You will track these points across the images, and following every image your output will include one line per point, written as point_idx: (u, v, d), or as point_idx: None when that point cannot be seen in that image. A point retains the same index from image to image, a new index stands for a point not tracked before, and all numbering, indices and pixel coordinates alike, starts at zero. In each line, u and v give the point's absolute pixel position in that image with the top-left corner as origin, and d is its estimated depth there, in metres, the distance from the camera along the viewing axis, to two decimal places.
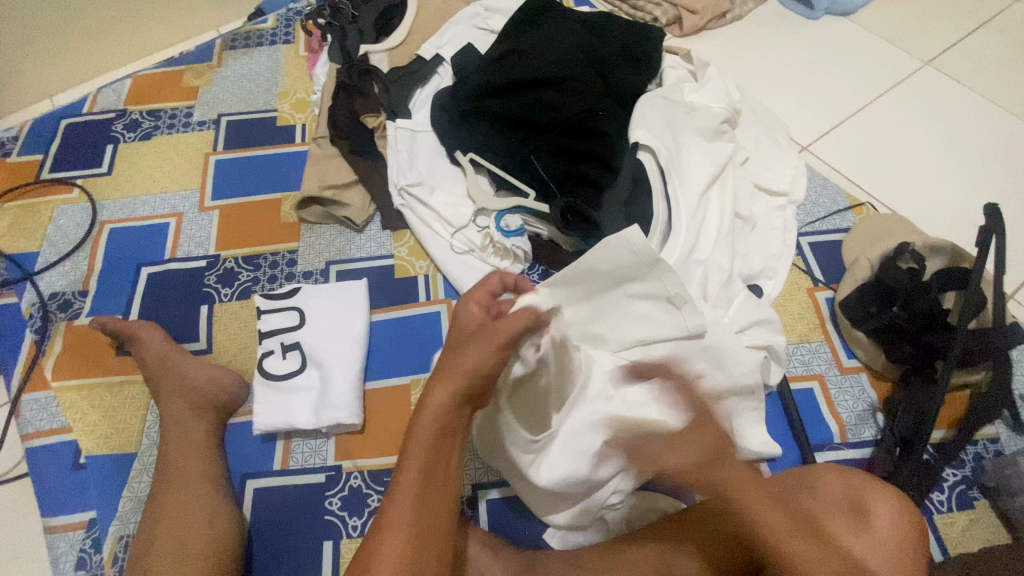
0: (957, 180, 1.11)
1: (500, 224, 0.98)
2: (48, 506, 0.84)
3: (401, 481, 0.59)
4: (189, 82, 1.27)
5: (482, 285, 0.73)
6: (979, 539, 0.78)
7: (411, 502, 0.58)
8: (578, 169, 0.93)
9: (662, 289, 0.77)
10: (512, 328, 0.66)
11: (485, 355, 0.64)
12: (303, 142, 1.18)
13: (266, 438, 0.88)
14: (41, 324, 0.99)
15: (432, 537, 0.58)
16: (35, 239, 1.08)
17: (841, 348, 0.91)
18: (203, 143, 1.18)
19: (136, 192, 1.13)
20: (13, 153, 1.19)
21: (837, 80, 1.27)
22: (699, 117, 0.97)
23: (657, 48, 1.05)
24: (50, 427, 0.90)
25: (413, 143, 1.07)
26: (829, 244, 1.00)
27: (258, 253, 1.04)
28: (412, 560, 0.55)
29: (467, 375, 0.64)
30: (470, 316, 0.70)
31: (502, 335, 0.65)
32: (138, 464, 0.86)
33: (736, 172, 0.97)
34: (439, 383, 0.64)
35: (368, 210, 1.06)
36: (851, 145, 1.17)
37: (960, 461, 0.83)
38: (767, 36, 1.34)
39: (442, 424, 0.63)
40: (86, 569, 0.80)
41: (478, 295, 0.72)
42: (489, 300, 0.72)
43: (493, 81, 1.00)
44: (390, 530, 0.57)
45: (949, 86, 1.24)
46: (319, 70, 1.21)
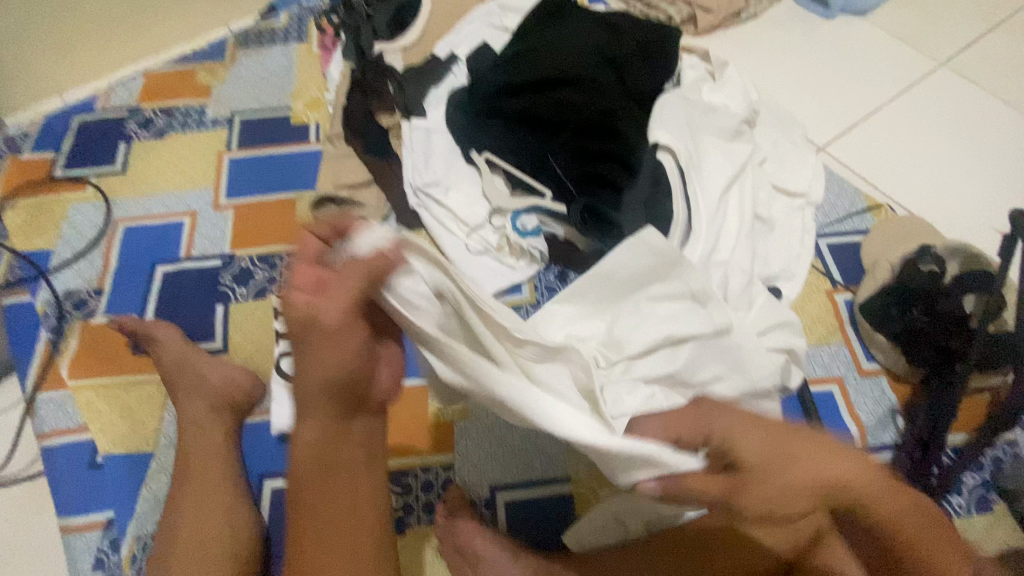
0: (974, 180, 1.10)
1: (516, 224, 0.98)
2: (64, 505, 0.84)
3: (300, 533, 0.57)
4: (201, 80, 1.27)
5: (300, 255, 0.57)
6: (998, 541, 0.77)
7: (318, 552, 0.56)
8: (596, 169, 0.92)
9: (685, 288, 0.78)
10: (361, 286, 0.55)
11: (340, 352, 0.55)
12: (317, 141, 1.17)
13: (284, 439, 0.88)
14: (56, 323, 0.99)
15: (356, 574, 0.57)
16: (49, 237, 1.08)
17: (861, 350, 0.90)
18: (216, 142, 1.18)
19: (150, 191, 1.13)
20: (26, 150, 1.19)
21: (853, 80, 1.26)
22: (718, 117, 0.97)
23: (674, 46, 1.03)
24: (66, 427, 0.90)
25: (428, 142, 1.07)
26: (847, 246, 1.00)
27: (273, 252, 1.04)
28: None
29: (326, 381, 0.55)
30: (297, 304, 0.55)
31: (349, 310, 0.55)
32: (155, 464, 0.86)
33: (754, 173, 0.96)
34: (301, 416, 0.58)
35: (383, 209, 1.05)
36: (867, 146, 1.16)
37: (979, 464, 0.82)
38: (781, 36, 1.33)
39: (320, 458, 0.57)
40: (104, 569, 0.80)
41: (301, 272, 0.56)
42: (319, 268, 0.57)
43: (510, 80, 1.00)
44: None
45: (966, 87, 1.23)
46: (333, 69, 1.20)
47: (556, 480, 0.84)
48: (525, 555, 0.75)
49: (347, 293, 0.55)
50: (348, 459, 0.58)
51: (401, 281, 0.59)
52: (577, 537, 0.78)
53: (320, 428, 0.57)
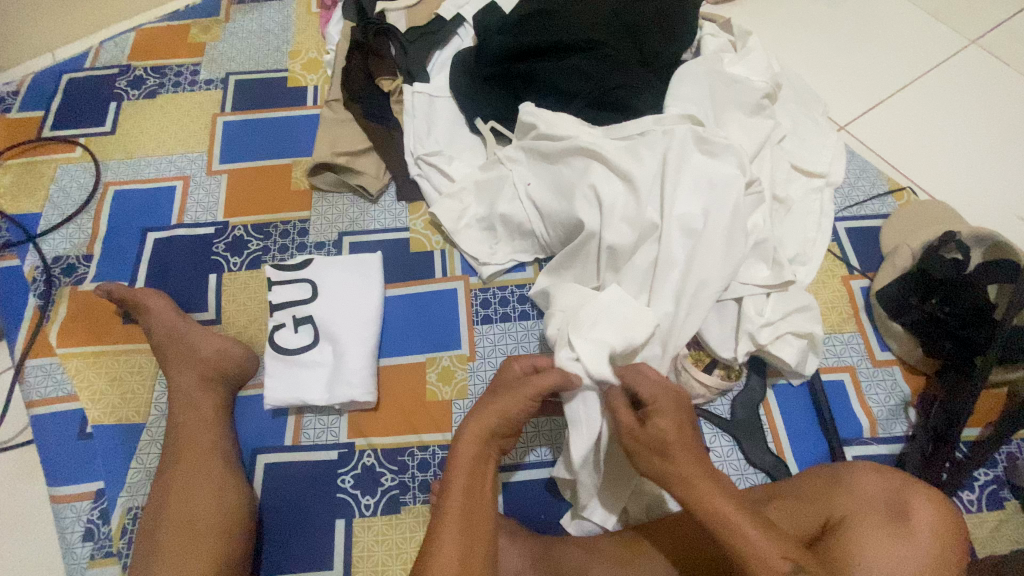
0: (999, 166, 1.05)
1: (519, 179, 0.91)
2: (53, 475, 0.83)
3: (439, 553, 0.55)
4: (195, 38, 1.21)
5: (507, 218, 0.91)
6: (1009, 541, 0.75)
7: (458, 502, 0.58)
8: (596, 121, 0.91)
9: (696, 278, 0.76)
10: (546, 382, 0.67)
11: (521, 403, 0.64)
12: (314, 105, 1.12)
13: (277, 414, 0.86)
14: (44, 289, 0.96)
15: (475, 526, 0.57)
16: (37, 199, 1.04)
17: (875, 338, 0.88)
18: (210, 103, 1.13)
19: (140, 154, 1.08)
20: (13, 108, 1.13)
21: (878, 56, 1.19)
22: (740, 89, 0.91)
23: (694, 11, 0.97)
24: (55, 395, 0.88)
25: (431, 109, 1.02)
26: (866, 230, 0.97)
27: (269, 221, 1.01)
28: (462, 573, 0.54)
29: (485, 452, 0.62)
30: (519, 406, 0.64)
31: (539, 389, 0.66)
32: (146, 436, 0.85)
33: (774, 151, 0.91)
34: (458, 470, 0.60)
35: (383, 179, 1.02)
36: (889, 127, 1.10)
37: (992, 461, 0.80)
38: (806, 5, 1.26)
39: (468, 486, 0.59)
40: (94, 540, 0.79)
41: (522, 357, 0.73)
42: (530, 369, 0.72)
43: (519, 43, 0.94)
44: (446, 530, 0.56)
45: (996, 67, 1.17)
46: (332, 29, 1.15)
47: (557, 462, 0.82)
48: (522, 539, 0.73)
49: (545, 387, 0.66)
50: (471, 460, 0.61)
51: (540, 228, 0.89)
52: (574, 518, 0.78)
53: (465, 482, 0.60)
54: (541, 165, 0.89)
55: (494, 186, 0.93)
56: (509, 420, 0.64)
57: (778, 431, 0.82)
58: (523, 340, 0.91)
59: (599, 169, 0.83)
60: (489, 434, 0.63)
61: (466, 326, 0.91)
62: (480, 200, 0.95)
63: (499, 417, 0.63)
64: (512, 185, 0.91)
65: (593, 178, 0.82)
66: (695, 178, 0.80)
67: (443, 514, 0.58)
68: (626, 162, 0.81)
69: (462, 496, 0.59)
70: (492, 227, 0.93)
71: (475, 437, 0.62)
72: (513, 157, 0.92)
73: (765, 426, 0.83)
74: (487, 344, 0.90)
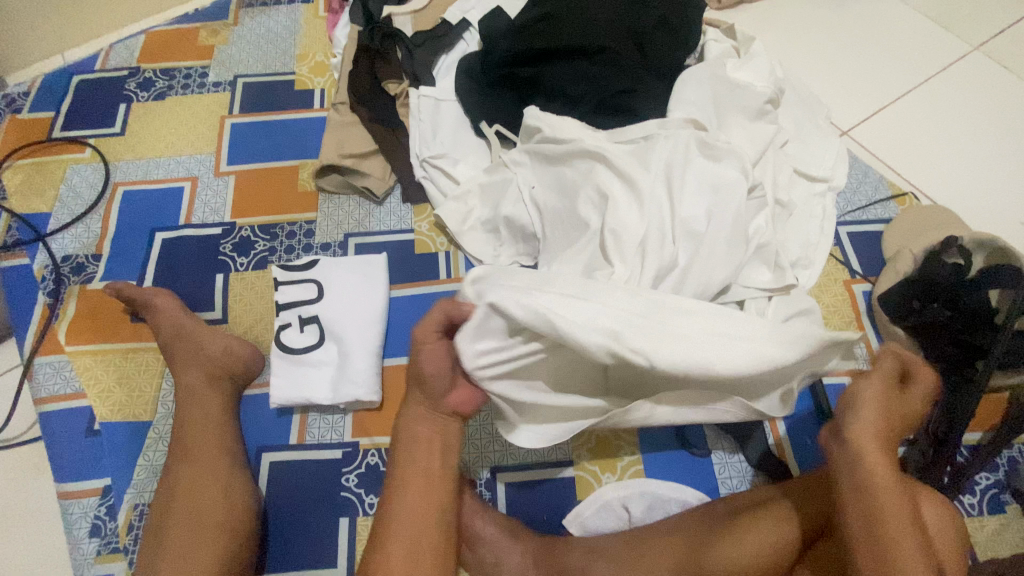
0: (1001, 172, 1.05)
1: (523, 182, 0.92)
2: (60, 471, 0.83)
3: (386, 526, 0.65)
4: (204, 41, 1.22)
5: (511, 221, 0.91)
6: (1009, 545, 0.75)
7: (401, 477, 0.68)
8: (601, 123, 0.91)
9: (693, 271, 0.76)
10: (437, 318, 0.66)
11: (431, 364, 0.67)
12: (321, 108, 1.13)
13: (283, 412, 0.87)
14: (54, 287, 0.97)
15: (418, 499, 0.66)
16: (48, 198, 1.05)
17: (876, 343, 0.89)
18: (219, 105, 1.14)
19: (149, 155, 1.09)
20: (24, 109, 1.15)
21: (881, 61, 1.20)
22: (744, 94, 0.92)
23: (698, 17, 0.98)
24: (63, 392, 0.89)
25: (437, 113, 1.03)
26: (869, 235, 0.97)
27: (275, 222, 1.02)
28: (408, 540, 0.64)
29: (418, 426, 0.69)
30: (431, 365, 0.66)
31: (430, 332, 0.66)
32: (153, 433, 0.85)
33: (777, 156, 0.92)
34: (401, 445, 0.70)
35: (388, 181, 1.03)
36: (892, 132, 1.11)
37: (993, 465, 0.80)
38: (809, 11, 1.27)
39: (406, 459, 0.68)
40: (101, 537, 0.79)
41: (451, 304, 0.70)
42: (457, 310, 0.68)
43: (527, 48, 0.95)
44: (393, 505, 0.66)
45: (999, 73, 1.18)
46: (340, 33, 1.16)
47: (558, 463, 0.82)
48: (525, 539, 0.73)
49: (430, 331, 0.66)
50: (405, 437, 0.69)
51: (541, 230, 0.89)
52: (576, 519, 0.78)
53: (404, 457, 0.69)
54: (545, 168, 0.90)
55: (499, 189, 0.94)
56: (423, 387, 0.68)
57: (779, 433, 0.83)
58: None
59: (603, 171, 0.83)
60: (419, 412, 0.70)
61: None
62: (484, 203, 0.96)
63: (416, 388, 0.69)
64: (516, 186, 0.92)
65: (597, 180, 0.83)
66: (697, 183, 0.81)
67: (397, 491, 0.67)
68: (631, 165, 0.82)
69: (404, 469, 0.68)
70: (497, 229, 0.94)
71: (407, 418, 0.70)
72: (517, 161, 0.93)
73: (766, 429, 0.84)
74: None
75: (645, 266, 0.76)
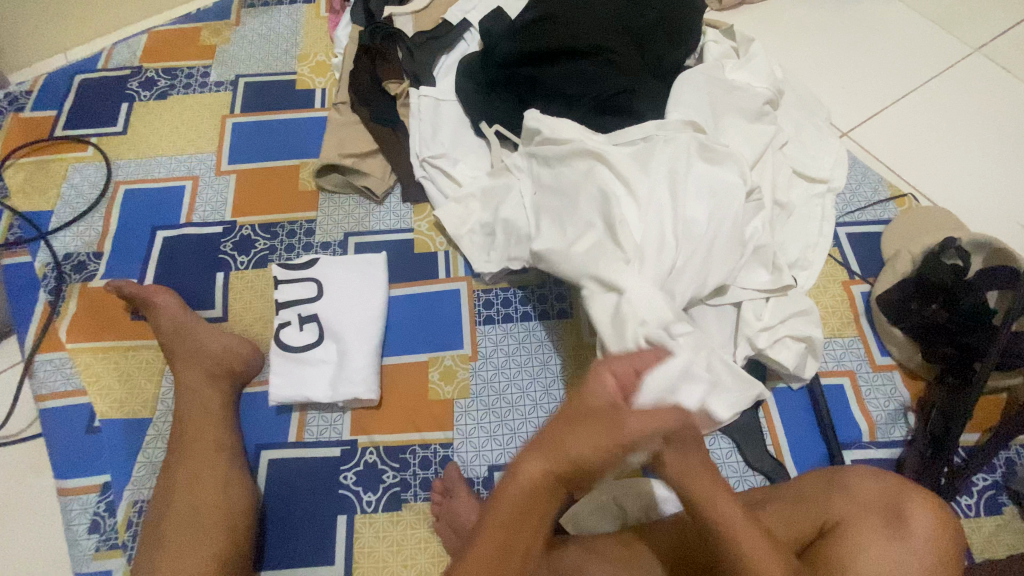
0: (999, 173, 1.05)
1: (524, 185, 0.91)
2: (60, 467, 0.84)
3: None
4: (206, 41, 1.23)
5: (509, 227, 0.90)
6: (1006, 546, 0.75)
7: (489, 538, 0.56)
8: (600, 123, 0.91)
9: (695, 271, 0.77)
10: (668, 416, 0.56)
11: (592, 447, 0.53)
12: (322, 108, 1.14)
13: (281, 410, 0.87)
14: (55, 285, 0.97)
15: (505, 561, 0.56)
16: (49, 196, 1.06)
17: (875, 344, 0.89)
18: (220, 105, 1.15)
19: (151, 154, 1.10)
20: (26, 108, 1.16)
21: (881, 63, 1.20)
22: (743, 96, 0.92)
23: (698, 18, 0.98)
24: (64, 389, 0.89)
25: (437, 113, 1.04)
26: (868, 236, 0.97)
27: (275, 221, 1.02)
28: None
29: (537, 489, 0.55)
30: (596, 451, 0.53)
31: (654, 421, 0.55)
32: (152, 430, 0.86)
33: (776, 156, 0.92)
34: (504, 505, 0.56)
35: (388, 181, 1.03)
36: (892, 134, 1.11)
37: (991, 466, 0.80)
38: (810, 12, 1.27)
39: (515, 515, 0.56)
40: (100, 533, 0.80)
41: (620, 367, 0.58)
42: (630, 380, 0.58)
43: (524, 45, 0.94)
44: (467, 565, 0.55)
45: (999, 75, 1.18)
46: (341, 33, 1.17)
47: None
48: None
49: (638, 426, 0.54)
50: (514, 500, 0.56)
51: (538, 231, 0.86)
52: (572, 517, 0.80)
53: (506, 518, 0.56)
54: (542, 169, 0.88)
55: (500, 194, 0.94)
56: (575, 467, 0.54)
57: (777, 434, 0.83)
58: (525, 341, 0.92)
59: (603, 171, 0.82)
60: (547, 485, 0.55)
61: (468, 326, 0.93)
62: (483, 205, 0.95)
63: (566, 463, 0.54)
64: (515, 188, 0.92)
65: (597, 181, 0.81)
66: (696, 184, 0.81)
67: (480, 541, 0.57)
68: (632, 167, 0.82)
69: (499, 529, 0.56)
70: (494, 232, 0.93)
71: (525, 485, 0.55)
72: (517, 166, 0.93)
73: (764, 430, 0.83)
74: (490, 344, 0.91)
75: (645, 268, 0.76)
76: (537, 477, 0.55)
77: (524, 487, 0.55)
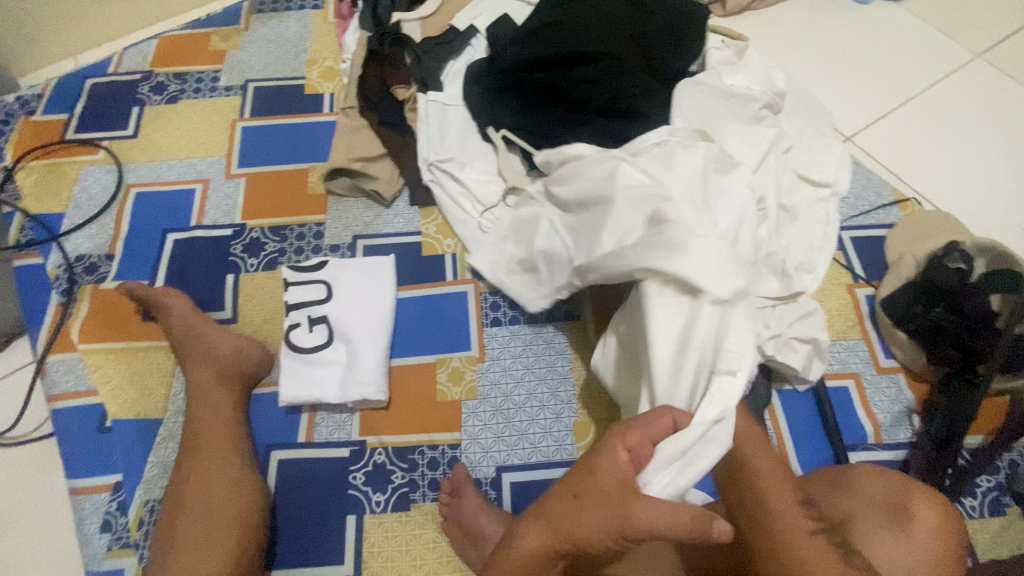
0: (1001, 178, 1.06)
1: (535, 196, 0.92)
2: (72, 467, 0.85)
3: None
4: (216, 46, 1.24)
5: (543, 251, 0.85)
6: (1010, 546, 0.76)
7: None
8: (607, 127, 0.92)
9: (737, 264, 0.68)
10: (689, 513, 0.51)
11: (597, 534, 0.52)
12: (330, 112, 1.15)
13: (291, 411, 0.88)
14: (67, 286, 0.99)
15: None
16: (61, 199, 1.07)
17: (880, 347, 0.89)
18: (230, 109, 1.16)
19: (161, 157, 1.11)
20: (38, 111, 1.17)
21: (884, 68, 1.21)
22: (748, 102, 0.93)
23: (703, 24, 0.99)
24: (76, 389, 0.90)
25: (445, 117, 1.05)
26: (872, 240, 0.98)
27: (285, 224, 1.03)
28: None
29: (538, 560, 0.55)
30: (595, 536, 0.52)
31: (671, 517, 0.51)
32: (163, 430, 0.87)
33: (781, 160, 0.93)
34: (504, 572, 0.56)
35: (396, 184, 1.05)
36: (895, 139, 1.12)
37: (994, 467, 0.80)
38: (813, 18, 1.29)
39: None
40: (111, 532, 0.80)
41: (633, 436, 0.57)
42: (642, 445, 0.58)
43: (533, 54, 0.96)
44: None
45: (1001, 81, 1.19)
46: (350, 38, 1.18)
47: (563, 462, 0.84)
48: None
49: (648, 523, 0.51)
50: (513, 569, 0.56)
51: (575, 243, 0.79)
52: None
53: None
54: (560, 188, 0.84)
55: (528, 228, 0.89)
56: (575, 545, 0.54)
57: (782, 434, 0.84)
58: (533, 342, 0.92)
59: (628, 169, 0.77)
60: (545, 557, 0.55)
61: (475, 328, 0.93)
62: (517, 242, 0.91)
63: (565, 540, 0.54)
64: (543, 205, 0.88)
65: (621, 187, 0.75)
66: None
67: None
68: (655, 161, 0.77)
69: None
70: (534, 267, 0.88)
71: (526, 554, 0.56)
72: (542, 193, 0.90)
73: (770, 431, 0.84)
74: (497, 346, 0.92)
75: (690, 262, 0.66)
76: (539, 552, 0.55)
77: (527, 558, 0.56)
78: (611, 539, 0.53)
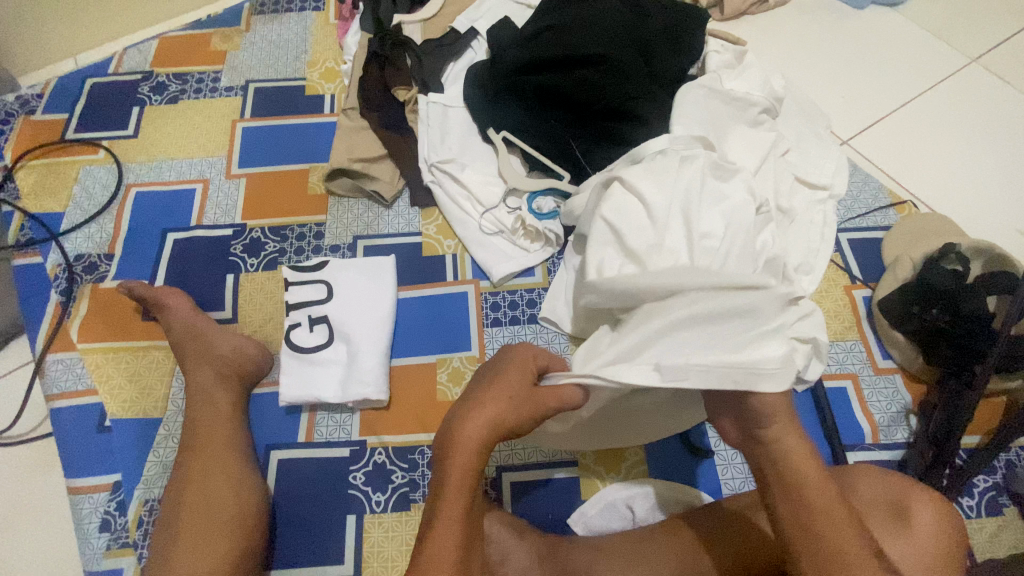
0: (997, 181, 1.07)
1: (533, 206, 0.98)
2: (70, 466, 0.84)
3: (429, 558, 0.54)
4: (216, 47, 1.25)
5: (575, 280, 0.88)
6: (1007, 546, 0.76)
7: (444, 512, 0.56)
8: (607, 131, 0.93)
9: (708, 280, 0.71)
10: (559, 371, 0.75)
11: (517, 406, 0.62)
12: (331, 113, 1.16)
13: (291, 410, 0.88)
14: (67, 285, 0.98)
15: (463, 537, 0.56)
16: (60, 198, 1.07)
17: (876, 348, 0.90)
18: (231, 109, 1.16)
19: (161, 157, 1.11)
20: (37, 111, 1.17)
21: (880, 72, 1.23)
22: (747, 105, 0.94)
23: (702, 28, 1.00)
24: (75, 389, 0.90)
25: (446, 119, 1.05)
26: (869, 241, 0.99)
27: (285, 224, 1.03)
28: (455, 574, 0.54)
29: (474, 453, 0.59)
30: (515, 412, 0.62)
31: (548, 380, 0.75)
32: (163, 430, 0.86)
33: (779, 163, 0.94)
34: (450, 468, 0.58)
35: (397, 185, 1.05)
36: (891, 142, 1.13)
37: (992, 468, 0.81)
38: (810, 23, 1.30)
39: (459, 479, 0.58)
40: (110, 532, 0.80)
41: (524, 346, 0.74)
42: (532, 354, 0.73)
43: (533, 56, 0.96)
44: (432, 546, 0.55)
45: (997, 85, 1.20)
46: (351, 40, 1.19)
47: (561, 462, 0.83)
48: (530, 536, 0.74)
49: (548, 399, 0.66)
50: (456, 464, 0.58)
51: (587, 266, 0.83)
52: (581, 518, 0.79)
53: (453, 487, 0.57)
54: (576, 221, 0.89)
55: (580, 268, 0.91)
56: (502, 425, 0.61)
57: None
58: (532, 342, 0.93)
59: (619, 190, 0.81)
60: (478, 446, 0.59)
61: (476, 328, 0.94)
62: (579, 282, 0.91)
63: (494, 421, 0.60)
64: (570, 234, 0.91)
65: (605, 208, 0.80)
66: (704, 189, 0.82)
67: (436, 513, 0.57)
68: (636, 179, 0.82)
69: (448, 500, 0.57)
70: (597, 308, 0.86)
71: (466, 447, 0.59)
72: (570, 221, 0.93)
73: None
74: (496, 347, 0.92)
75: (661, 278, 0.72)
76: (477, 436, 0.59)
77: (470, 452, 0.59)
78: (526, 413, 0.64)
